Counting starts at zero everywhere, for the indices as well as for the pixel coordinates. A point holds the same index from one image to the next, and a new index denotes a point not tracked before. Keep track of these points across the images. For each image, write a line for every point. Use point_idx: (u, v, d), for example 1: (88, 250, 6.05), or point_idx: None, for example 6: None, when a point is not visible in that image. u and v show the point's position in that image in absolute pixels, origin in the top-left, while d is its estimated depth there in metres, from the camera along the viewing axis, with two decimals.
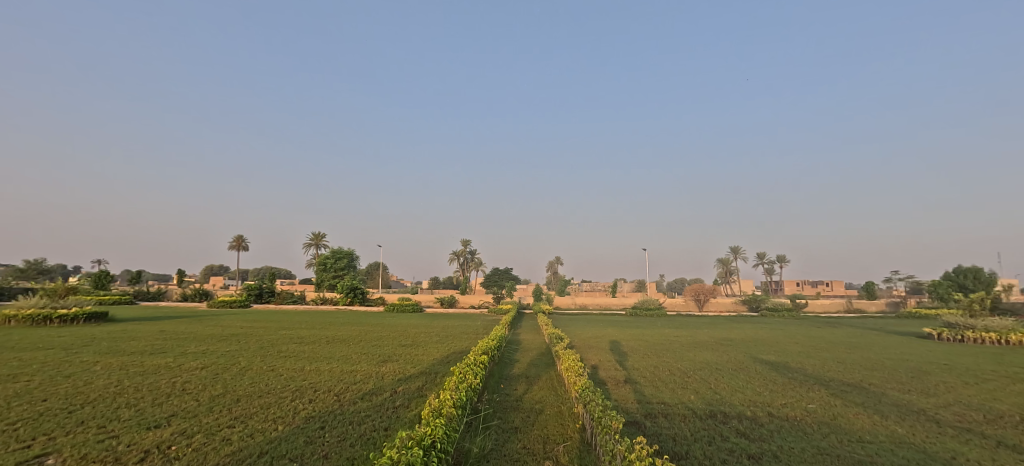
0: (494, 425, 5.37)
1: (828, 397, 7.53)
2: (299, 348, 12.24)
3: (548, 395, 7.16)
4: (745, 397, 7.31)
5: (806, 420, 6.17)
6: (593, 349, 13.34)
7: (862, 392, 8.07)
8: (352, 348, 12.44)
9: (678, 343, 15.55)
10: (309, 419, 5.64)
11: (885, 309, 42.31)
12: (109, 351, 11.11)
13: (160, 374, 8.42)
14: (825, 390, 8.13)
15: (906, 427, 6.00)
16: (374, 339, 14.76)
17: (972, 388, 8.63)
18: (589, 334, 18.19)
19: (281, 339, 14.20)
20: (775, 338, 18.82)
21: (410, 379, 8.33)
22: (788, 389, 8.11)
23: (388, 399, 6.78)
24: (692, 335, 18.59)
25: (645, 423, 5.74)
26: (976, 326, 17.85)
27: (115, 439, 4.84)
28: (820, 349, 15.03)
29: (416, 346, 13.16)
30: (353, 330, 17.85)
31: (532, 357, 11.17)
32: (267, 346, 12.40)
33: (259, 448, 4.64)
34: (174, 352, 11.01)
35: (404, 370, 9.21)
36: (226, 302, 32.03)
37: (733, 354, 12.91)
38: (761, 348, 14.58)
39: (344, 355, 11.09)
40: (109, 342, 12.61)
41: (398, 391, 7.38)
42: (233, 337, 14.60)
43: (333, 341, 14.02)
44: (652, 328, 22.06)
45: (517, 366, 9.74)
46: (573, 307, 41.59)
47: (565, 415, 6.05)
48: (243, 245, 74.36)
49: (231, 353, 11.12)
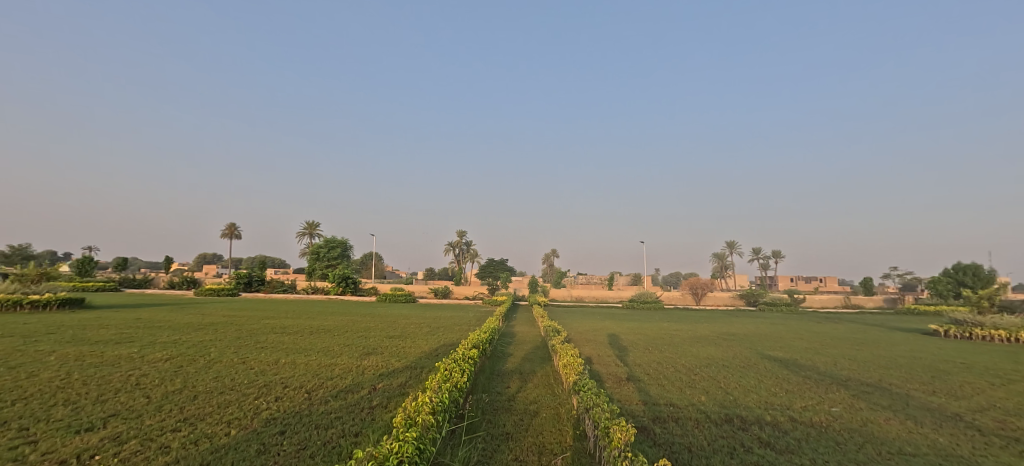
0: (482, 432, 4.65)
1: (851, 399, 6.88)
2: (279, 338, 11.47)
3: (544, 394, 6.46)
4: (760, 399, 6.65)
5: (834, 427, 5.51)
6: (590, 342, 12.71)
7: (886, 393, 7.44)
8: (336, 339, 11.67)
9: (680, 337, 14.96)
10: (270, 422, 4.91)
11: (883, 305, 41.95)
12: (73, 339, 10.33)
13: (118, 366, 7.68)
14: (846, 391, 7.47)
15: (946, 437, 5.38)
16: (361, 330, 14.02)
17: (1000, 389, 8.04)
18: (586, 327, 17.59)
19: (263, 328, 13.41)
20: (779, 332, 18.26)
21: (393, 374, 7.61)
22: (806, 389, 7.45)
23: (364, 398, 6.06)
24: (693, 329, 18.02)
25: (654, 429, 5.06)
26: (985, 323, 17.33)
27: (31, 445, 4.11)
28: (828, 345, 14.44)
29: (405, 337, 12.48)
30: (340, 320, 17.10)
31: (527, 351, 10.49)
32: (247, 336, 11.71)
33: (200, 459, 3.90)
34: (144, 342, 10.31)
35: (387, 365, 8.47)
36: (214, 290, 31.22)
37: (739, 350, 12.27)
38: (766, 344, 13.95)
39: (326, 346, 10.39)
40: (75, 330, 11.78)
41: (378, 387, 6.67)
42: (212, 326, 13.80)
43: (318, 331, 13.26)
44: (650, 321, 21.43)
45: (511, 361, 9.04)
46: (570, 300, 41.03)
47: (563, 419, 5.37)
48: (235, 233, 73.57)
49: (206, 343, 10.42)
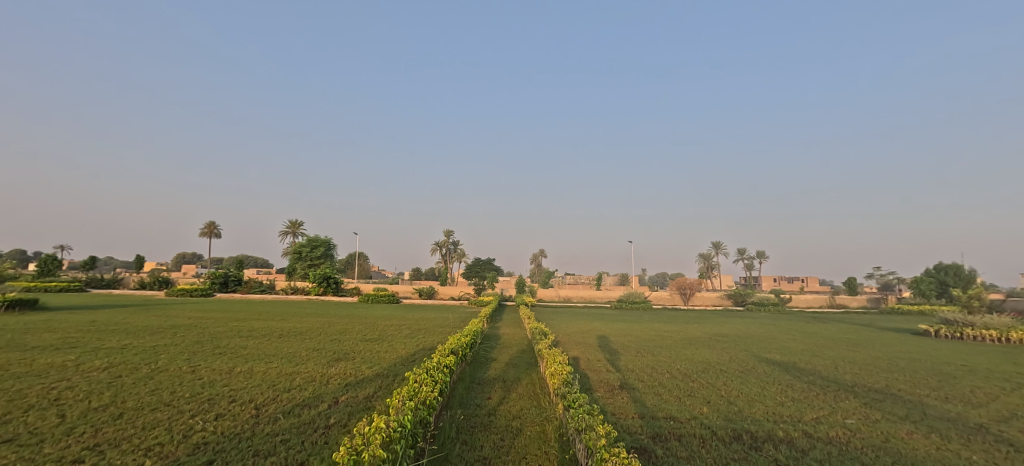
0: (453, 462, 3.90)
1: (864, 408, 6.29)
2: (243, 342, 10.56)
3: (529, 407, 5.71)
4: (766, 409, 6.03)
5: (854, 443, 4.88)
6: (579, 345, 12.01)
7: (899, 401, 6.86)
8: (304, 344, 10.76)
9: (672, 339, 14.38)
10: (197, 450, 4.10)
11: (868, 304, 42.16)
12: (8, 344, 9.33)
13: (45, 376, 6.76)
14: (856, 398, 6.87)
15: (978, 454, 4.77)
16: (336, 333, 13.14)
17: (1014, 395, 7.52)
18: (575, 327, 16.99)
19: (227, 331, 12.45)
20: (771, 333, 17.77)
21: (360, 384, 6.81)
22: (813, 398, 6.83)
23: (322, 414, 5.26)
24: (684, 330, 17.45)
25: (655, 450, 4.35)
26: (976, 323, 17.02)
27: None
28: (821, 346, 13.96)
29: (382, 341, 11.66)
30: (316, 322, 16.12)
31: (512, 355, 9.75)
32: (208, 340, 10.79)
33: None
34: (88, 347, 9.35)
35: (356, 372, 7.66)
36: (187, 290, 29.88)
37: (734, 352, 11.71)
38: (761, 345, 13.44)
39: (292, 351, 9.51)
40: (15, 334, 10.71)
41: (341, 401, 5.87)
42: (172, 329, 12.78)
43: (288, 334, 12.34)
44: (639, 322, 20.83)
45: (494, 367, 8.29)
46: (557, 300, 40.42)
47: (550, 438, 4.63)
48: (214, 231, 71.42)
49: (159, 348, 9.48)
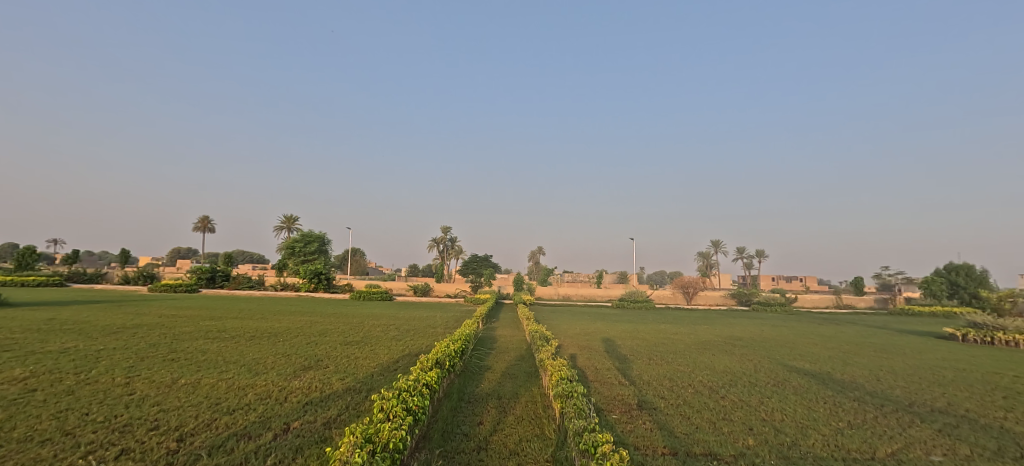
0: None
1: (944, 439, 5.10)
2: (203, 346, 9.28)
3: (531, 440, 4.48)
4: (826, 441, 4.84)
5: None
6: (584, 350, 10.80)
7: (977, 426, 5.68)
8: (273, 348, 9.47)
9: (684, 342, 13.22)
10: None
11: (874, 304, 41.13)
12: None
13: None
14: (927, 424, 5.69)
15: None
16: (315, 334, 11.91)
17: None
18: (577, 329, 15.89)
19: (193, 332, 11.17)
20: (787, 336, 16.63)
21: (324, 403, 5.56)
22: (874, 422, 5.64)
23: (259, 450, 4.03)
24: (694, 332, 16.33)
25: None
26: (1007, 327, 15.85)
27: None
28: (847, 351, 12.80)
29: (364, 344, 10.42)
30: (296, 321, 14.89)
31: (509, 363, 8.55)
32: (165, 343, 9.53)
33: None
34: (20, 352, 8.06)
35: (324, 385, 6.43)
36: (170, 286, 28.61)
37: (756, 359, 10.54)
38: (782, 351, 12.28)
39: (256, 358, 8.25)
40: None
41: (292, 428, 4.64)
42: (131, 329, 11.48)
43: (259, 336, 11.07)
44: (645, 323, 19.69)
45: (489, 379, 7.07)
46: (556, 298, 39.32)
47: None
48: (208, 226, 69.93)
49: (103, 352, 8.21)
